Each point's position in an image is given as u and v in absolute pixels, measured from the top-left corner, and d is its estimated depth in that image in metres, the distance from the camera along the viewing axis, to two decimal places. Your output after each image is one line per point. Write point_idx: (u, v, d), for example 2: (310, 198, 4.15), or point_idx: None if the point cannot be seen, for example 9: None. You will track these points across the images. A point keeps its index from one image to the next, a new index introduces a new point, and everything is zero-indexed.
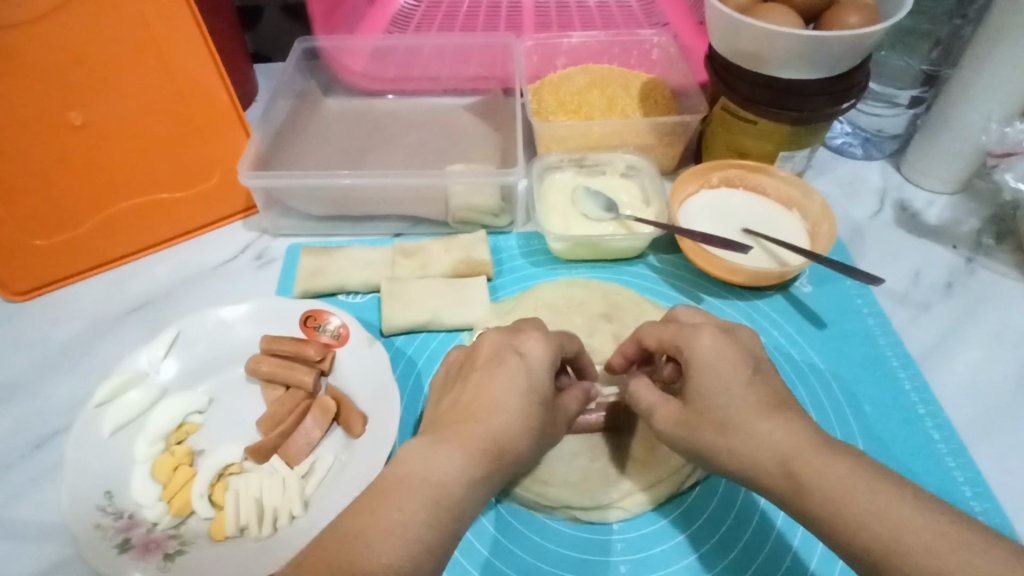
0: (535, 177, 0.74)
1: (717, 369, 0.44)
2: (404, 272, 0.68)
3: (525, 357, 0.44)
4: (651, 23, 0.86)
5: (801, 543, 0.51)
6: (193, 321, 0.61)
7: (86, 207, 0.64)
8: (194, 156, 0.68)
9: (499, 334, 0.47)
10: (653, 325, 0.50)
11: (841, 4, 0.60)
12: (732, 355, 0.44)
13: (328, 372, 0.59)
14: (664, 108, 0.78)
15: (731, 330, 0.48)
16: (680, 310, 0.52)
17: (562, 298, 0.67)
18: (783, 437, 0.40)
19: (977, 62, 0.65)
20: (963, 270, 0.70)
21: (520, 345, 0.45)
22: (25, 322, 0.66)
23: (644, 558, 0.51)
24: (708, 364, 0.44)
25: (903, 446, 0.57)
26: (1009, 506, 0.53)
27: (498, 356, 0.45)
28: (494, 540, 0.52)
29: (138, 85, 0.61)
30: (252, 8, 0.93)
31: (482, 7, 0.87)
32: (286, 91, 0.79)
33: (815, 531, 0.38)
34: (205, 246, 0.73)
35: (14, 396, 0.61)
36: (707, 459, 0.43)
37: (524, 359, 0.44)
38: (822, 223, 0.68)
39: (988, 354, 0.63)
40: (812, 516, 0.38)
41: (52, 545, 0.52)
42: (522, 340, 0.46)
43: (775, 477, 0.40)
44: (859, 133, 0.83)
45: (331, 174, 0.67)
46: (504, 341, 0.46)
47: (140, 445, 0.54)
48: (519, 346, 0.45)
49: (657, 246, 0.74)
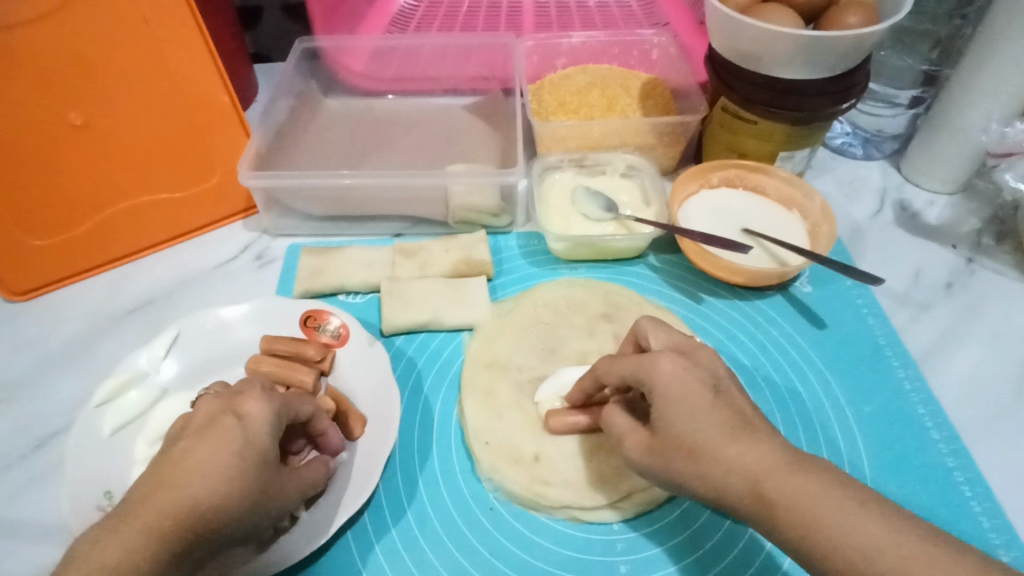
0: (535, 177, 0.74)
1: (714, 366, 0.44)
2: (403, 272, 0.68)
3: (243, 420, 0.43)
4: (651, 23, 0.86)
5: (791, 567, 0.51)
6: (194, 321, 0.61)
7: (87, 207, 0.64)
8: (195, 156, 0.68)
9: (219, 399, 0.45)
10: (611, 361, 0.49)
11: (842, 4, 0.60)
12: None
13: (328, 372, 0.58)
14: (664, 108, 0.78)
15: (688, 352, 0.47)
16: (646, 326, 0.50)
17: (562, 298, 0.67)
18: (757, 457, 0.40)
19: (977, 61, 0.65)
20: (963, 271, 0.70)
21: (240, 406, 0.44)
22: (24, 322, 0.66)
23: (641, 560, 0.51)
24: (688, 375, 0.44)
25: (903, 446, 0.57)
26: (1009, 506, 0.53)
27: (212, 420, 0.43)
28: (493, 540, 0.52)
29: (136, 85, 0.61)
30: (253, 9, 0.93)
31: (482, 7, 0.87)
32: (286, 91, 0.79)
33: (810, 535, 0.38)
34: (205, 246, 0.73)
35: (14, 396, 0.61)
36: None
37: (243, 423, 0.43)
38: (822, 223, 0.68)
39: (989, 354, 0.63)
40: (803, 513, 0.38)
41: (51, 545, 0.52)
42: (241, 401, 0.44)
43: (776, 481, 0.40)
44: (859, 133, 0.83)
45: (331, 173, 0.68)
46: (223, 404, 0.44)
47: (140, 445, 0.54)
48: (238, 408, 0.44)
49: (657, 246, 0.74)
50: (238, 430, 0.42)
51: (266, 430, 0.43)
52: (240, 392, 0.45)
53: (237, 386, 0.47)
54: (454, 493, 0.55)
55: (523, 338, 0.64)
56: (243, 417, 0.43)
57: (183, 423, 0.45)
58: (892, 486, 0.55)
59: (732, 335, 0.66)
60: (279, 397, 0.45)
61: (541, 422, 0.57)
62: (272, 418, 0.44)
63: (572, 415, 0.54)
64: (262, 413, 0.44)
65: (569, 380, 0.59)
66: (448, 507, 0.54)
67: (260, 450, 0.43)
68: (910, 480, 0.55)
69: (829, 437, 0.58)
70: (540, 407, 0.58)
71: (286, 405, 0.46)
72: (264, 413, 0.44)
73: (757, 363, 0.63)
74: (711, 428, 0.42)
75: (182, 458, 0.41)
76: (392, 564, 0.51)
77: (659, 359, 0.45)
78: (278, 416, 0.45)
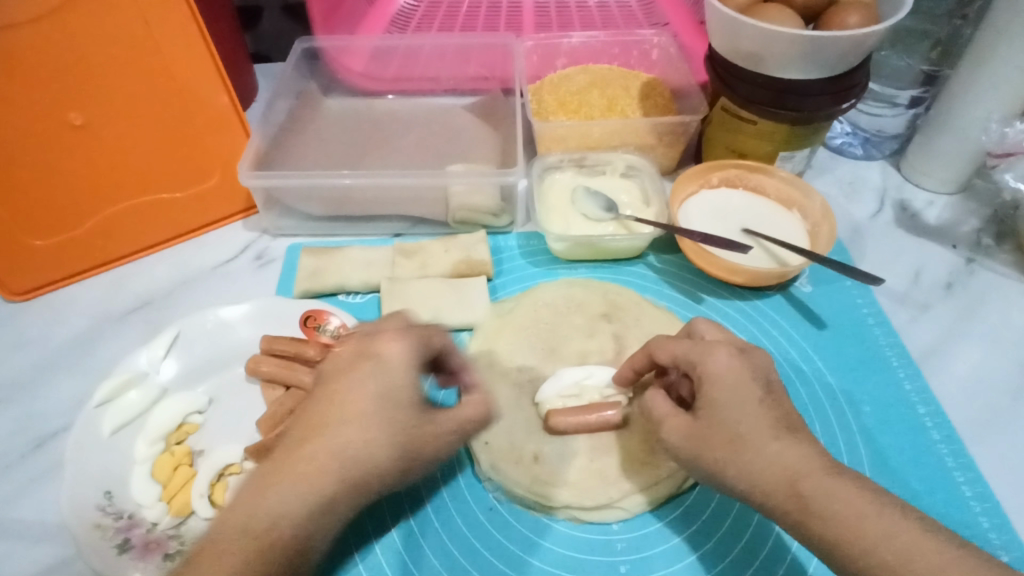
0: (535, 177, 0.74)
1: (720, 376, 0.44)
2: (404, 272, 0.68)
3: (381, 357, 0.44)
4: (651, 23, 0.86)
5: (800, 549, 0.51)
6: (194, 321, 0.61)
7: (86, 206, 0.64)
8: (195, 155, 0.68)
9: (358, 339, 0.47)
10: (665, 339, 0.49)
11: (842, 4, 0.60)
12: (735, 370, 0.44)
13: None
14: (664, 108, 0.78)
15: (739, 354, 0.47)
16: (702, 322, 0.52)
17: (562, 298, 0.67)
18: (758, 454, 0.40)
19: (977, 62, 0.65)
20: (963, 271, 0.70)
21: (378, 346, 0.45)
22: (24, 322, 0.66)
23: (643, 559, 0.51)
24: (745, 368, 0.45)
25: (902, 446, 0.57)
26: (1009, 505, 0.53)
27: (354, 359, 0.45)
28: (492, 539, 0.52)
29: (136, 85, 0.61)
30: (253, 8, 0.92)
31: (482, 7, 0.87)
32: (286, 91, 0.79)
33: None
34: (206, 246, 0.73)
35: (13, 396, 0.61)
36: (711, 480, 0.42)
37: (378, 364, 0.44)
38: (822, 223, 0.68)
39: (989, 354, 0.63)
40: (799, 508, 0.39)
41: (51, 545, 0.52)
42: (377, 343, 0.45)
43: (785, 496, 0.40)
44: (859, 133, 0.83)
45: (331, 174, 0.68)
46: (361, 346, 0.46)
47: (140, 445, 0.54)
48: (374, 349, 0.45)
49: (657, 246, 0.74)
50: (376, 371, 0.44)
51: (403, 368, 0.44)
52: (374, 334, 0.47)
53: (373, 327, 0.49)
54: (455, 492, 0.55)
55: (522, 337, 0.64)
56: (382, 356, 0.44)
57: (330, 358, 0.47)
58: (892, 487, 0.55)
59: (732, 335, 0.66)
60: (415, 334, 0.46)
61: (541, 421, 0.57)
62: (410, 357, 0.45)
63: (588, 412, 0.55)
64: (399, 353, 0.45)
65: (569, 381, 0.58)
66: (449, 508, 0.54)
67: (397, 387, 0.43)
68: (911, 482, 0.55)
69: (830, 437, 0.58)
70: (541, 407, 0.58)
71: (425, 341, 0.46)
72: (402, 352, 0.45)
73: None
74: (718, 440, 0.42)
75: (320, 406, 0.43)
76: (392, 564, 0.51)
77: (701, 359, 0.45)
78: (416, 349, 0.45)
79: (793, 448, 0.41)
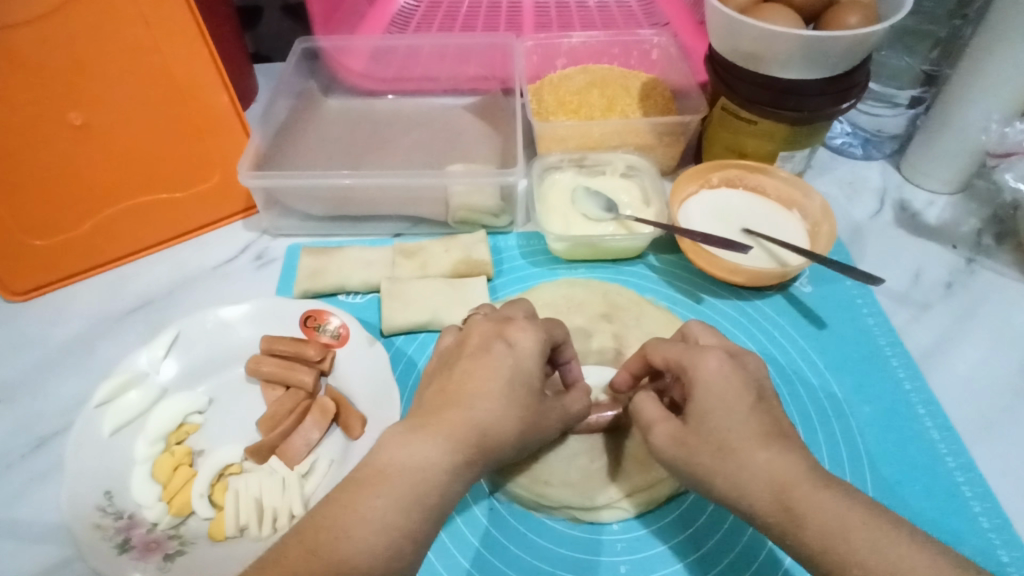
0: (535, 177, 0.74)
1: (717, 383, 0.43)
2: (404, 272, 0.68)
3: (514, 347, 0.43)
4: (651, 23, 0.86)
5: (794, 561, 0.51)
6: (193, 321, 0.61)
7: (86, 207, 0.64)
8: (195, 156, 0.68)
9: (490, 323, 0.46)
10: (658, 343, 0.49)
11: (842, 4, 0.60)
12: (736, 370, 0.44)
13: (328, 372, 0.59)
14: (664, 108, 0.78)
15: (738, 354, 0.46)
16: (695, 324, 0.50)
17: (562, 298, 0.67)
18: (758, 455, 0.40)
19: (977, 61, 0.65)
20: (963, 271, 0.70)
21: (509, 333, 0.44)
22: (23, 322, 0.66)
23: (642, 560, 0.51)
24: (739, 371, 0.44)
25: (902, 446, 0.57)
26: (1009, 505, 0.53)
27: (484, 344, 0.44)
28: (492, 538, 0.52)
29: (136, 85, 0.61)
30: (253, 9, 0.92)
31: (482, 7, 0.87)
32: (286, 91, 0.79)
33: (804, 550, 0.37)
34: (206, 246, 0.73)
35: (13, 397, 0.61)
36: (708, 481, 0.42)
37: (509, 349, 0.43)
38: (822, 223, 0.68)
39: (988, 355, 0.63)
40: (786, 518, 0.38)
41: (51, 545, 0.52)
42: (510, 330, 0.45)
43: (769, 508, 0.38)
44: (859, 133, 0.83)
45: (331, 174, 0.68)
46: (495, 330, 0.45)
47: (141, 445, 0.54)
48: (508, 335, 0.44)
49: (657, 246, 0.74)
50: (509, 357, 0.43)
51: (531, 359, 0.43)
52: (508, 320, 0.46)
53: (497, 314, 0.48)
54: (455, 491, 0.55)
55: None
56: (514, 344, 0.43)
57: (458, 342, 0.46)
58: (892, 488, 0.55)
59: (732, 335, 0.66)
60: (542, 327, 0.45)
61: None
62: (539, 349, 0.44)
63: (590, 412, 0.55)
64: (530, 342, 0.44)
65: None
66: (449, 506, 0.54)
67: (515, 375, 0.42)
68: (910, 482, 0.55)
69: (830, 437, 0.58)
70: None
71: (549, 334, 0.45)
72: (532, 343, 0.44)
73: None
74: (709, 446, 0.41)
75: (454, 382, 0.42)
76: None
77: (700, 357, 0.44)
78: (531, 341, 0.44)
79: (794, 448, 0.41)
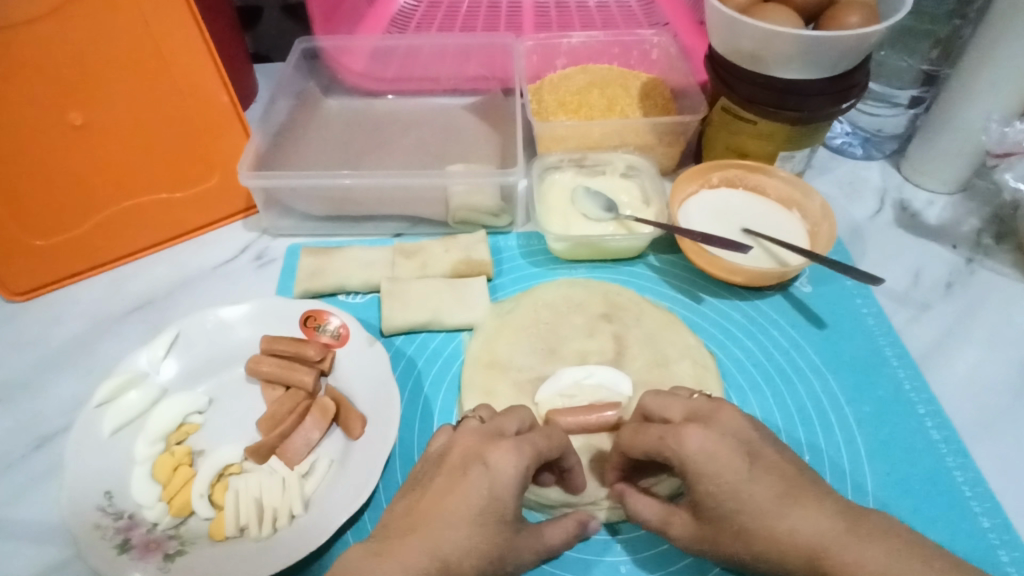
0: (535, 177, 0.74)
1: None
2: (403, 272, 0.68)
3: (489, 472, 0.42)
4: (651, 23, 0.86)
5: None
6: (193, 321, 0.61)
7: (86, 207, 0.64)
8: (195, 155, 0.68)
9: (477, 438, 0.45)
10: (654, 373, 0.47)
11: (841, 4, 0.60)
12: None
13: (328, 372, 0.59)
14: (664, 108, 0.78)
15: None
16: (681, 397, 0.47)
17: (562, 298, 0.67)
18: None
19: (977, 61, 0.65)
20: (963, 271, 0.70)
21: (489, 458, 0.42)
22: (23, 323, 0.66)
23: (642, 560, 0.51)
24: None
25: (903, 446, 0.57)
26: (1009, 506, 0.53)
27: (464, 464, 0.43)
28: None
29: (134, 86, 0.61)
30: (253, 9, 0.92)
31: (482, 7, 0.88)
32: (286, 91, 0.79)
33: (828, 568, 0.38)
34: (206, 246, 0.73)
35: (14, 396, 0.61)
36: (709, 482, 0.42)
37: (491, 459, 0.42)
38: (822, 223, 0.68)
39: (989, 354, 0.63)
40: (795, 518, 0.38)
41: (51, 545, 0.52)
42: (492, 451, 0.43)
43: None
44: (859, 133, 0.83)
45: (331, 174, 0.68)
46: (476, 449, 0.44)
47: (140, 445, 0.54)
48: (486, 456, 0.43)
49: (657, 246, 0.74)
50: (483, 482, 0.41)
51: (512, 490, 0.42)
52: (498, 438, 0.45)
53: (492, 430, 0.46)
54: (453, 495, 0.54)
55: (523, 338, 0.64)
56: (493, 466, 0.42)
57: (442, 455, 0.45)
58: (892, 487, 0.55)
59: (732, 335, 0.66)
60: (530, 450, 0.43)
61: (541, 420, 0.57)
62: (516, 473, 0.42)
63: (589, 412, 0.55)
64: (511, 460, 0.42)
65: (568, 380, 0.59)
66: None
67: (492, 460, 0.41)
68: (910, 483, 0.55)
69: (830, 437, 0.58)
70: (541, 407, 0.58)
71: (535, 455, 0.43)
72: (513, 469, 0.42)
73: (756, 364, 0.63)
74: None
75: (433, 492, 0.42)
76: None
77: None
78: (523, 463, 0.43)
79: None
